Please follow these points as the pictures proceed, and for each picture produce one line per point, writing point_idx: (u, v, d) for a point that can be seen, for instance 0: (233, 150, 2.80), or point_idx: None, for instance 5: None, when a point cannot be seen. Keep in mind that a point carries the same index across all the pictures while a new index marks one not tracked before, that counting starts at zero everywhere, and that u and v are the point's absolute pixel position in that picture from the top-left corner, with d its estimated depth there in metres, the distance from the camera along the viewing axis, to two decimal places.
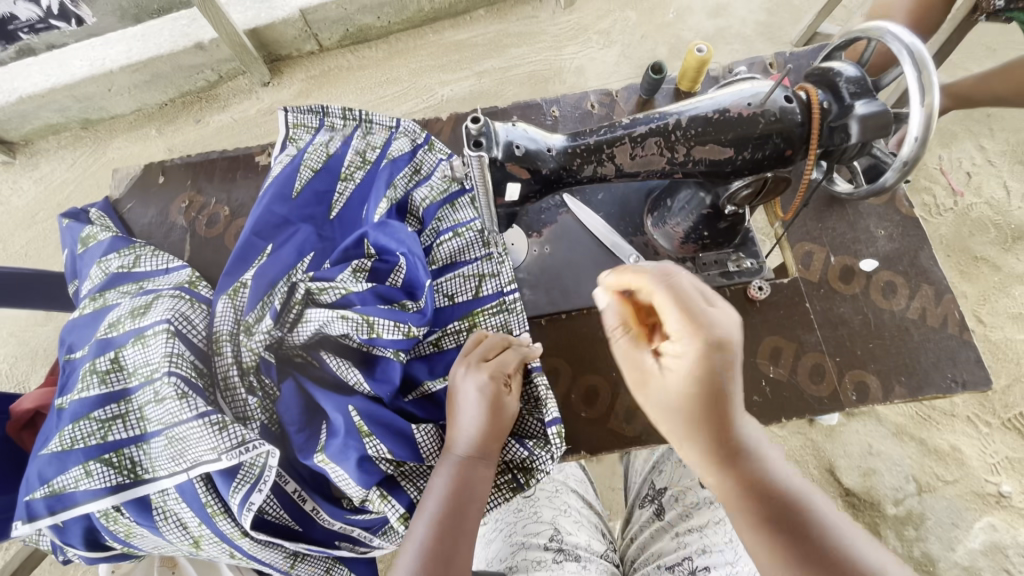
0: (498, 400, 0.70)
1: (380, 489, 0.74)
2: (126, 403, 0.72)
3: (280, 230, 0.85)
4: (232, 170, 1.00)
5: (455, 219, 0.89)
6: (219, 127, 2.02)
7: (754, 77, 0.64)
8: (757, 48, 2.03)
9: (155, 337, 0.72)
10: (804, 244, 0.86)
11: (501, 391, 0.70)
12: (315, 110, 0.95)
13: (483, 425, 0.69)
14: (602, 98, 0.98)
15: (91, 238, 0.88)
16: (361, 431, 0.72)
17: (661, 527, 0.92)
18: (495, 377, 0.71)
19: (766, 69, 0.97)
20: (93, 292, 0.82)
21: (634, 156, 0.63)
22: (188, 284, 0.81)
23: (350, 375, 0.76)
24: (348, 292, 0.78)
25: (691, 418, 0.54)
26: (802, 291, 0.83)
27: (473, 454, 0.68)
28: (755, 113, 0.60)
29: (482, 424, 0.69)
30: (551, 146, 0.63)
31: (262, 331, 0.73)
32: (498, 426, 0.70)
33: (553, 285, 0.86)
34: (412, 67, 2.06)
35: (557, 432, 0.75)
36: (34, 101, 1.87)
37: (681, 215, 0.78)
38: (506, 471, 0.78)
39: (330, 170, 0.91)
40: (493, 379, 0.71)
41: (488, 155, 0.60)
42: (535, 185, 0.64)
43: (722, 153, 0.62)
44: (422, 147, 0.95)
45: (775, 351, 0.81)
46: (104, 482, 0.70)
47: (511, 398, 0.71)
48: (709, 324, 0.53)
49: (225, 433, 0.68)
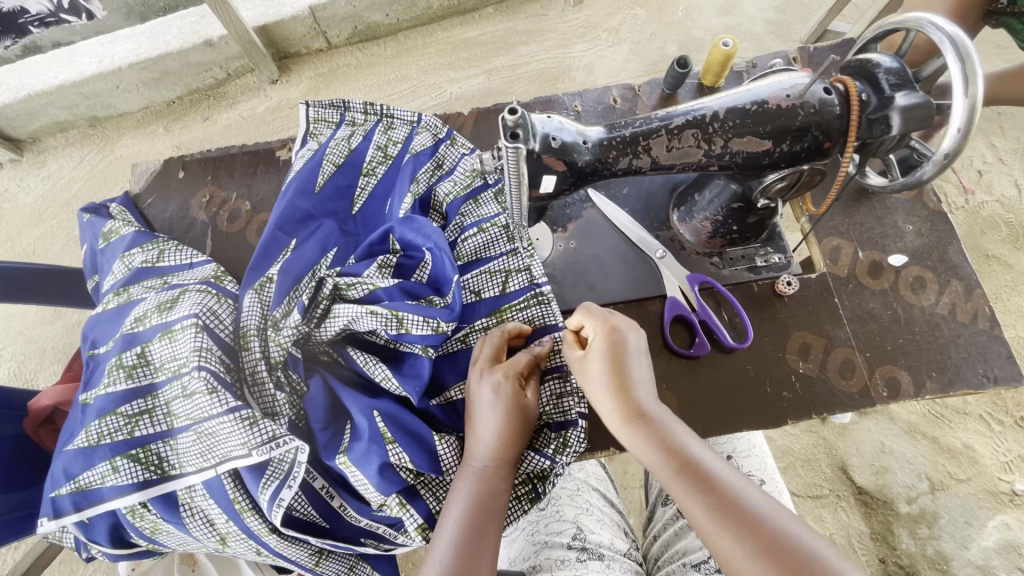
0: (514, 400, 0.67)
1: (400, 497, 0.73)
2: (152, 398, 0.72)
3: (303, 225, 0.85)
4: (252, 166, 0.99)
5: (478, 214, 0.89)
6: (227, 125, 2.01)
7: (790, 69, 0.64)
8: (767, 46, 2.02)
9: (183, 332, 0.72)
10: (831, 239, 0.85)
11: (516, 391, 0.68)
12: (337, 104, 0.96)
13: (500, 430, 0.66)
14: (625, 93, 0.98)
15: (113, 233, 0.87)
16: (384, 437, 0.71)
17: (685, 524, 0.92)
18: (512, 376, 0.69)
19: (790, 63, 0.97)
20: (117, 287, 0.81)
21: (670, 148, 0.63)
22: (214, 279, 0.80)
23: (377, 371, 0.75)
24: (376, 287, 0.78)
25: (614, 389, 0.59)
26: (831, 286, 0.83)
27: (493, 461, 0.65)
28: (794, 105, 0.60)
29: (499, 429, 0.66)
30: (587, 139, 0.63)
31: (290, 326, 0.73)
32: (517, 429, 0.67)
33: (579, 280, 0.85)
34: (421, 65, 2.06)
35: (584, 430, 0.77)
36: (43, 99, 1.86)
37: (709, 209, 0.78)
38: (526, 481, 0.78)
39: (352, 165, 0.91)
40: (509, 379, 0.68)
41: (525, 147, 0.59)
42: (569, 178, 0.64)
43: (760, 145, 0.62)
44: (444, 142, 0.95)
45: (803, 346, 0.80)
46: (131, 478, 0.70)
47: (527, 394, 0.68)
48: (609, 320, 0.63)
49: (255, 428, 0.67)
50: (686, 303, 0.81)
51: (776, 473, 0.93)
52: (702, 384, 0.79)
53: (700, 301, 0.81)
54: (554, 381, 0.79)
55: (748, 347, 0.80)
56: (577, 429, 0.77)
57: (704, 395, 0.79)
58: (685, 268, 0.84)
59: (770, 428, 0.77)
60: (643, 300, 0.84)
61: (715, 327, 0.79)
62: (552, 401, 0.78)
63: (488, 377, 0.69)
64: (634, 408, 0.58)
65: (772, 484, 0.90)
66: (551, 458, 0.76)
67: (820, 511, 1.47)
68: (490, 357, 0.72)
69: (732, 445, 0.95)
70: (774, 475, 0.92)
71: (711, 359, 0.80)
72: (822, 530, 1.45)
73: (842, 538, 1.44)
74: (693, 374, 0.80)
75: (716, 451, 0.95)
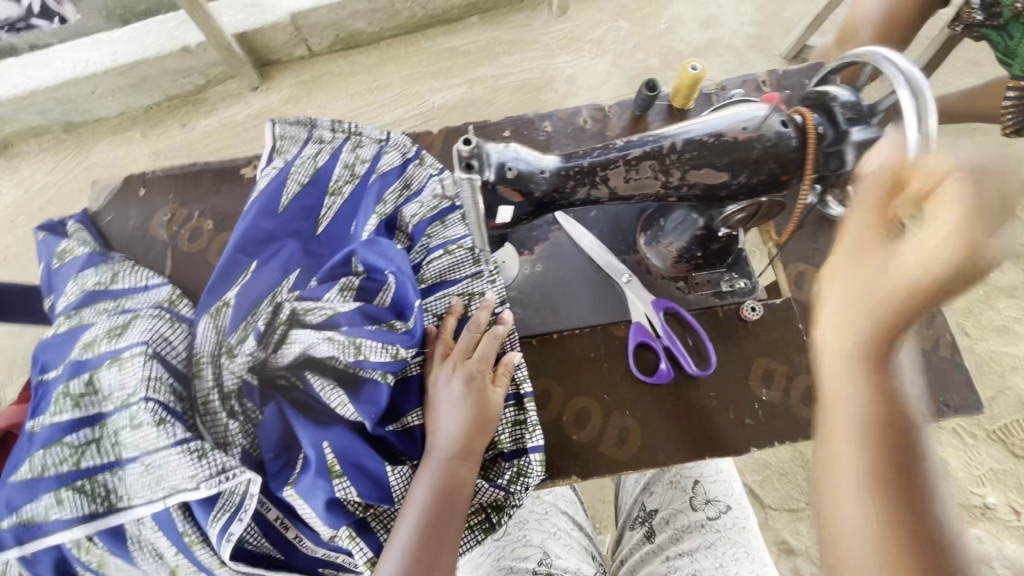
0: (480, 397, 0.73)
1: (349, 529, 0.71)
2: (100, 427, 0.70)
3: (265, 245, 0.83)
4: (217, 183, 0.97)
5: (445, 235, 0.87)
6: (205, 132, 1.98)
7: (749, 100, 0.63)
8: (748, 60, 2.04)
9: (132, 360, 0.70)
10: (797, 265, 0.85)
11: (483, 389, 0.74)
12: (304, 121, 0.94)
13: (462, 424, 0.72)
14: (595, 114, 0.98)
15: (69, 253, 0.85)
16: (332, 470, 0.70)
17: (652, 551, 0.93)
18: (480, 374, 0.75)
19: (759, 88, 0.97)
20: (69, 309, 0.79)
21: (628, 179, 0.62)
22: (168, 303, 0.78)
23: (333, 397, 0.73)
24: (335, 312, 0.76)
25: (874, 234, 0.42)
26: (796, 312, 0.83)
27: (452, 455, 0.70)
28: (751, 137, 0.59)
29: (462, 424, 0.72)
30: (544, 168, 0.61)
31: (245, 353, 0.73)
32: (479, 423, 0.73)
33: (546, 304, 0.84)
34: (404, 73, 2.05)
35: (539, 459, 0.74)
36: (14, 104, 1.82)
37: (675, 235, 0.77)
38: (480, 510, 0.76)
39: (318, 184, 0.89)
40: (477, 375, 0.75)
41: (480, 178, 0.58)
42: (527, 208, 0.63)
43: (718, 177, 0.61)
44: (413, 162, 0.93)
45: (767, 373, 0.80)
46: (76, 511, 0.68)
47: (493, 390, 0.75)
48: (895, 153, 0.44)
49: (205, 460, 0.66)
50: (650, 330, 0.81)
51: (743, 497, 0.95)
52: (667, 411, 0.79)
53: (663, 327, 0.81)
54: (511, 407, 0.78)
55: (711, 374, 0.80)
56: (532, 458, 0.74)
57: (668, 423, 0.78)
58: (651, 293, 0.83)
59: (733, 456, 0.77)
60: (609, 325, 0.83)
61: (678, 354, 0.79)
62: (507, 429, 0.77)
63: (459, 372, 0.75)
64: (910, 298, 0.39)
65: (738, 509, 0.92)
66: (502, 491, 0.75)
67: (796, 525, 1.48)
68: (460, 350, 0.77)
69: (699, 469, 0.97)
70: (740, 500, 0.94)
71: (675, 386, 0.80)
72: (798, 544, 1.47)
73: (818, 552, 1.45)
74: (657, 401, 0.79)
75: (685, 475, 0.97)
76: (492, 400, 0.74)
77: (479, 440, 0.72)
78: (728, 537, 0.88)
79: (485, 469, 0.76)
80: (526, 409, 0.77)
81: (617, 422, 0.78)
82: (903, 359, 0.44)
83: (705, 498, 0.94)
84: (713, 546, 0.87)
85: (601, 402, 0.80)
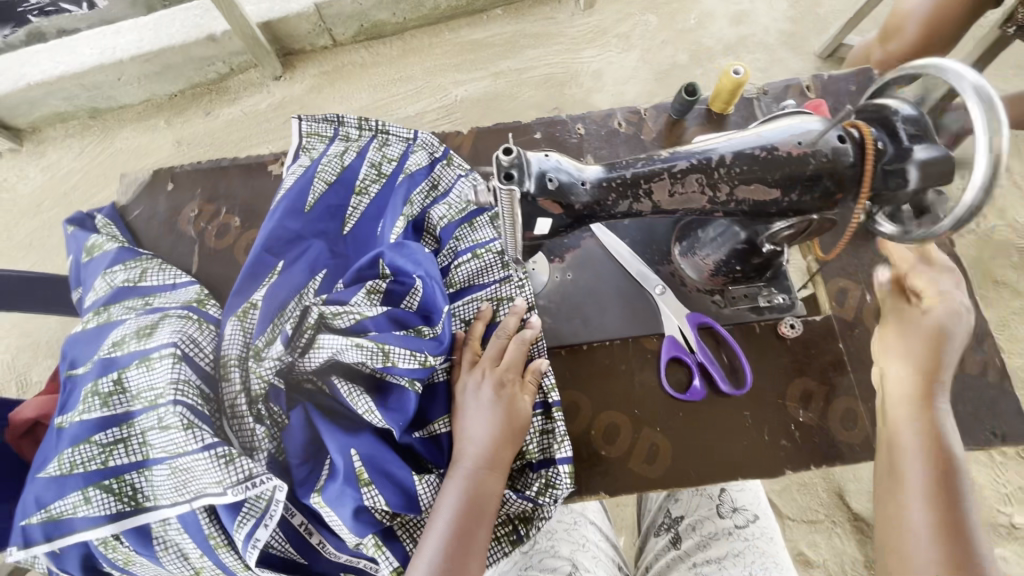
0: (511, 406, 0.72)
1: (376, 538, 0.70)
2: (128, 427, 0.69)
3: (292, 246, 0.82)
4: (243, 179, 0.96)
5: (474, 238, 0.86)
6: (228, 121, 1.97)
7: (802, 113, 0.61)
8: (780, 57, 1.97)
9: (161, 361, 0.69)
10: (838, 280, 0.82)
11: (514, 398, 0.73)
12: (331, 118, 0.93)
13: (492, 433, 0.70)
14: (630, 117, 0.95)
15: (97, 247, 0.85)
16: (360, 479, 0.69)
17: (677, 557, 0.90)
18: (511, 383, 0.74)
19: (802, 92, 0.94)
20: (97, 306, 0.79)
21: (673, 193, 0.59)
22: (197, 303, 0.78)
23: (360, 403, 0.72)
24: (364, 317, 0.75)
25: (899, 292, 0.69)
26: (836, 330, 0.80)
27: (482, 465, 0.69)
28: (805, 153, 0.57)
29: (492, 433, 0.70)
30: (585, 180, 0.59)
31: (273, 356, 0.70)
32: (510, 432, 0.71)
33: (575, 313, 0.82)
34: (427, 65, 2.02)
35: (567, 470, 0.73)
36: (41, 89, 1.83)
37: (712, 247, 0.74)
38: (507, 522, 0.75)
39: (344, 183, 0.88)
40: (508, 384, 0.74)
41: (519, 188, 0.56)
42: (565, 221, 0.61)
43: (768, 194, 0.58)
44: (440, 161, 0.92)
45: (805, 394, 0.77)
46: (103, 510, 0.68)
47: (524, 398, 0.74)
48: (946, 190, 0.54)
49: (231, 466, 0.65)
50: (684, 343, 0.79)
51: (770, 508, 0.93)
52: (699, 429, 0.77)
53: (697, 341, 0.78)
54: (539, 416, 0.77)
55: (746, 393, 0.77)
56: (561, 469, 0.73)
57: (701, 441, 0.76)
58: (685, 305, 0.81)
59: (766, 478, 0.75)
60: (640, 337, 0.81)
61: (712, 370, 0.77)
62: (535, 440, 0.75)
63: (489, 380, 0.74)
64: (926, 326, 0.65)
65: (766, 519, 0.90)
66: (531, 503, 0.73)
67: (814, 536, 1.44)
68: (490, 357, 0.76)
69: None
70: (768, 511, 0.92)
71: (708, 403, 0.78)
72: (815, 556, 1.42)
73: (836, 564, 1.40)
74: (689, 418, 0.77)
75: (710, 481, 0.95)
76: (521, 406, 0.73)
77: (507, 449, 0.70)
78: (756, 546, 0.85)
79: (512, 480, 0.75)
80: (554, 419, 0.75)
81: (648, 439, 0.76)
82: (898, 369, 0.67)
83: (732, 506, 0.92)
84: (741, 554, 0.84)
85: (631, 416, 0.78)
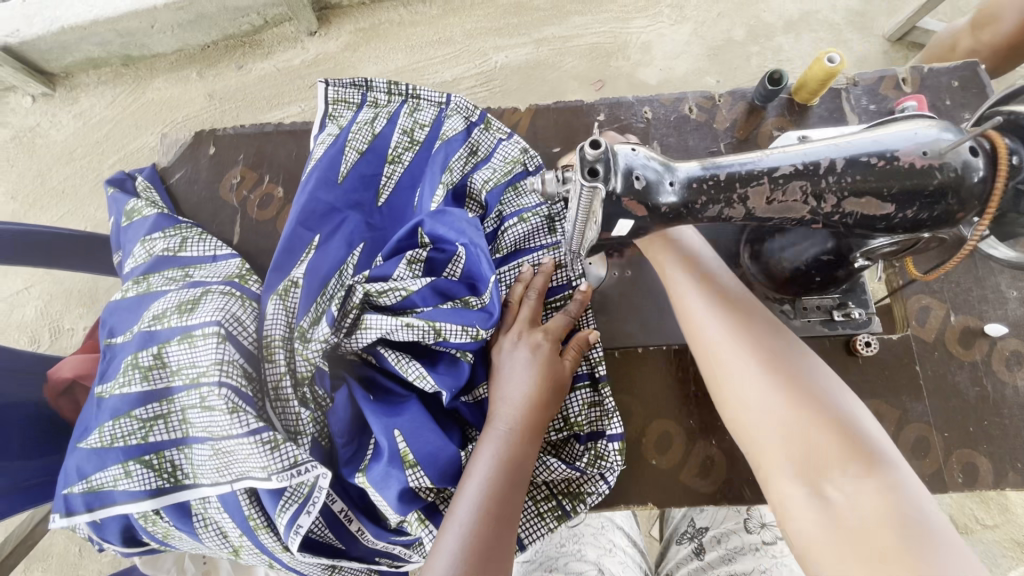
0: (551, 366, 0.69)
1: (419, 514, 0.70)
2: (168, 403, 0.67)
3: (327, 219, 0.78)
4: (288, 148, 0.91)
5: (519, 205, 0.83)
6: (261, 76, 1.90)
7: (921, 115, 0.53)
8: (844, 38, 1.81)
9: (204, 340, 0.66)
10: (921, 298, 0.76)
11: (552, 357, 0.70)
12: (358, 83, 0.89)
13: (527, 393, 0.67)
14: (702, 102, 0.88)
15: (136, 213, 0.82)
16: (405, 460, 0.68)
17: (700, 567, 0.86)
18: (550, 340, 0.71)
19: (897, 85, 0.85)
20: (137, 274, 0.76)
21: (771, 200, 0.54)
22: (238, 278, 0.74)
23: (411, 369, 0.70)
24: (409, 293, 0.72)
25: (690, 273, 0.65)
26: (914, 352, 0.74)
27: (517, 425, 0.65)
28: (931, 164, 0.50)
29: (528, 392, 0.67)
30: (673, 179, 0.54)
31: (319, 338, 0.68)
32: (548, 393, 0.68)
33: (633, 316, 0.78)
34: (468, 27, 1.88)
35: (618, 447, 0.71)
36: (75, 33, 1.77)
37: (790, 254, 0.68)
38: (550, 496, 0.72)
39: (376, 152, 0.83)
40: (547, 342, 0.71)
41: (605, 186, 0.51)
42: (647, 223, 0.55)
43: (881, 209, 0.52)
44: (477, 125, 0.88)
45: (875, 416, 0.72)
46: (143, 485, 0.67)
47: (565, 362, 0.70)
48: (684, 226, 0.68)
49: (277, 453, 0.64)
50: None
51: None
52: None
53: None
54: (585, 390, 0.74)
55: None
56: (608, 444, 0.72)
57: None
58: None
59: None
60: None
61: None
62: (583, 410, 0.73)
63: (525, 340, 0.71)
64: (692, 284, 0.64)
65: None
66: (582, 473, 0.71)
67: None
68: (525, 318, 0.73)
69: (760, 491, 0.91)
70: None
71: None
72: None
73: None
74: None
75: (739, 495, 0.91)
76: (562, 370, 0.70)
77: (545, 410, 0.67)
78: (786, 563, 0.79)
79: (557, 450, 0.74)
80: (603, 393, 0.72)
81: (701, 452, 0.73)
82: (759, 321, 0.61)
83: (760, 522, 0.86)
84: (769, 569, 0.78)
85: (687, 427, 0.74)
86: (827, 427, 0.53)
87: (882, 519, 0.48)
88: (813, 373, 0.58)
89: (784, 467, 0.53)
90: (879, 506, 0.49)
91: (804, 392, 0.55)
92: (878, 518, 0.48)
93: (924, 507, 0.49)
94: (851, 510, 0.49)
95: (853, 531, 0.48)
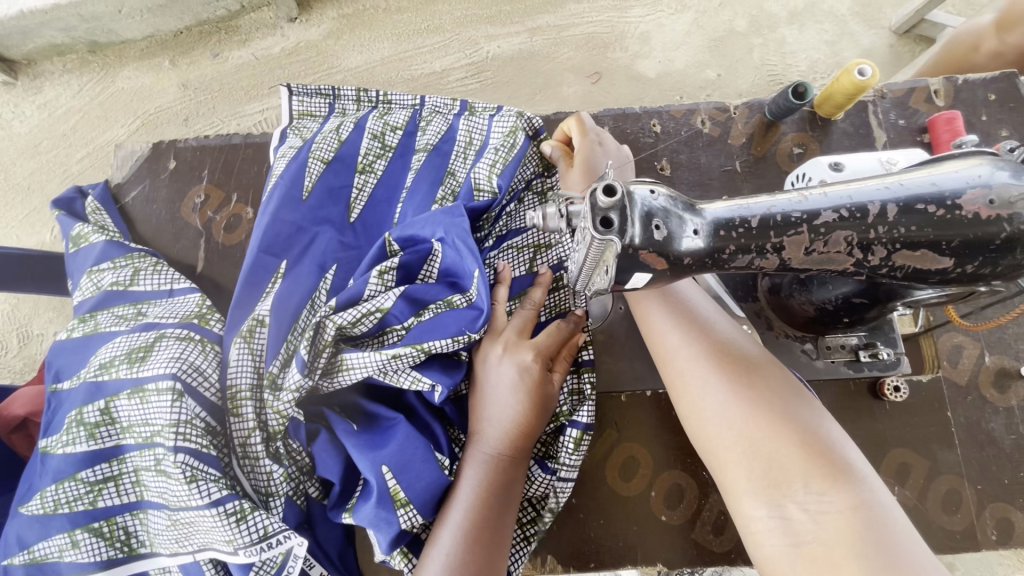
0: (542, 382, 0.62)
1: (402, 548, 0.62)
2: (118, 463, 0.60)
3: (293, 241, 0.70)
4: (256, 162, 0.82)
5: (526, 178, 0.77)
6: (238, 65, 1.74)
7: (981, 150, 0.46)
8: (850, 30, 1.71)
9: (158, 396, 0.58)
10: (953, 336, 0.71)
11: (543, 373, 0.63)
12: (325, 91, 0.82)
13: (504, 421, 0.60)
14: (716, 114, 0.80)
15: (82, 239, 0.73)
16: (395, 499, 0.60)
17: None
18: (539, 359, 0.63)
19: (929, 98, 0.78)
20: (84, 311, 0.68)
21: (810, 251, 0.46)
22: (198, 319, 0.65)
23: (402, 378, 0.62)
24: (384, 313, 0.64)
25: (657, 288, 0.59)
26: (946, 397, 0.68)
27: (493, 458, 0.59)
28: (998, 215, 0.43)
29: (511, 416, 0.61)
30: (697, 225, 0.46)
31: (290, 388, 0.59)
32: (536, 424, 0.61)
33: (641, 353, 0.72)
34: (457, 15, 1.76)
35: (572, 436, 0.64)
36: (36, 18, 1.60)
37: (818, 295, 0.59)
38: (535, 516, 0.66)
39: (343, 161, 0.75)
40: (539, 361, 0.63)
41: (621, 240, 0.44)
42: (668, 277, 0.48)
43: (936, 263, 0.45)
44: (460, 116, 0.80)
45: (903, 466, 0.67)
46: (92, 556, 0.59)
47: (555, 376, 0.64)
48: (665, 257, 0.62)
49: (244, 524, 0.56)
50: None
51: None
52: None
53: None
54: (570, 376, 0.68)
55: None
56: (566, 433, 0.65)
57: None
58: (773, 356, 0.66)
59: None
60: None
61: None
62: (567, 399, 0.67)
63: (517, 356, 0.63)
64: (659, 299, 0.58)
65: None
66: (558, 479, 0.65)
67: None
68: (519, 329, 0.66)
69: None
70: None
71: None
72: None
73: None
74: None
75: None
76: (546, 391, 0.62)
77: (517, 434, 0.60)
78: None
79: (543, 448, 0.67)
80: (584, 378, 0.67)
81: (716, 506, 0.68)
82: (726, 331, 0.55)
83: None
84: None
85: (698, 479, 0.69)
86: (791, 440, 0.47)
87: (849, 543, 0.42)
88: (785, 383, 0.51)
89: (745, 485, 0.47)
90: (845, 528, 0.43)
91: (768, 403, 0.49)
92: (848, 542, 0.42)
93: (896, 528, 0.43)
94: (817, 532, 0.43)
95: (821, 557, 0.42)
